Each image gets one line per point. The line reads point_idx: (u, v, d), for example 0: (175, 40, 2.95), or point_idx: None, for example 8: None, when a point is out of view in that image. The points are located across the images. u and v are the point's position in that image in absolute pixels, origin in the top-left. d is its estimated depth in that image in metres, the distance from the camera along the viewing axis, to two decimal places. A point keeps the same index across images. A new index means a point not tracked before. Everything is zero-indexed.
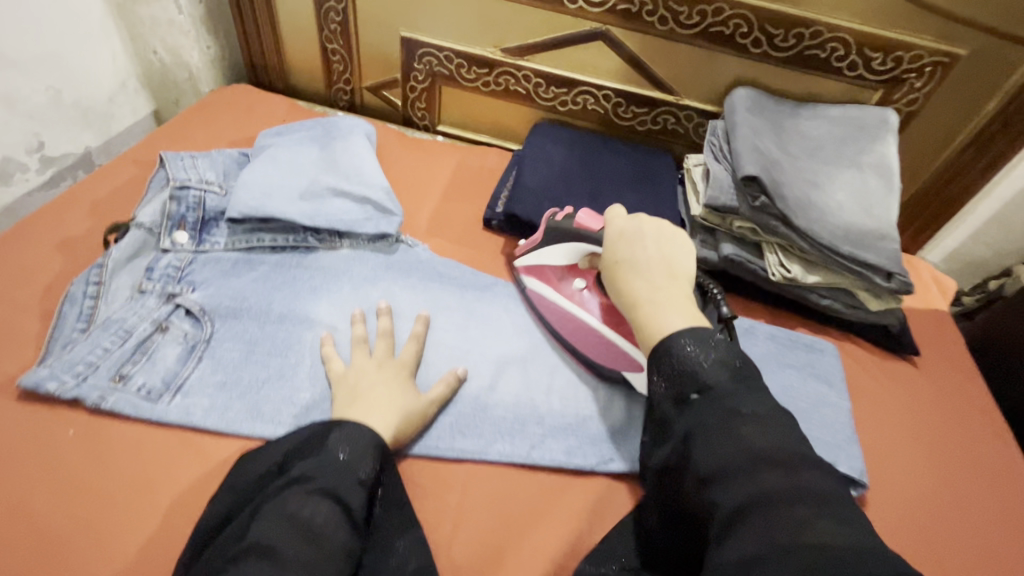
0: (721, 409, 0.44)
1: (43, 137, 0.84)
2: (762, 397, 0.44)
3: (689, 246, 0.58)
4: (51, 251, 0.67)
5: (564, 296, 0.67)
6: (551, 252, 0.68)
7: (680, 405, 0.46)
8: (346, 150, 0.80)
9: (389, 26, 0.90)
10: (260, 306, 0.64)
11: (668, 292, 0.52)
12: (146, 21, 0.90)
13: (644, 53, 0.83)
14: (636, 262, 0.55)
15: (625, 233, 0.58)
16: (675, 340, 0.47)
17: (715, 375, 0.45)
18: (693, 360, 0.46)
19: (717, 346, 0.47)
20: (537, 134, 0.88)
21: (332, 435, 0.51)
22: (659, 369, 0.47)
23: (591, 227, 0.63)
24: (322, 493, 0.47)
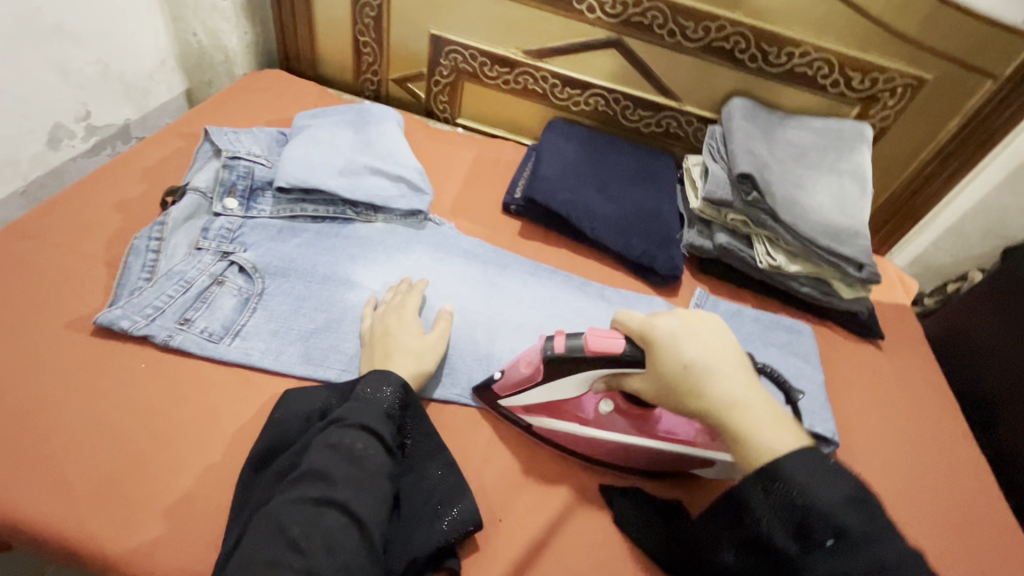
0: (864, 561, 0.41)
1: (90, 107, 0.90)
2: (897, 541, 0.42)
3: (726, 327, 0.55)
4: (110, 209, 0.72)
5: (590, 425, 0.60)
6: (562, 388, 0.58)
7: (805, 545, 0.43)
8: (379, 134, 0.87)
9: (419, 23, 0.97)
10: (306, 267, 0.71)
11: (752, 392, 0.50)
12: (191, 5, 0.96)
13: (652, 61, 0.92)
14: (709, 367, 0.50)
15: (676, 333, 0.52)
16: (793, 474, 0.45)
17: (849, 517, 0.43)
18: (818, 499, 0.43)
19: (837, 479, 0.45)
20: (551, 131, 0.97)
21: (361, 380, 0.57)
22: (777, 502, 0.45)
23: (613, 348, 0.54)
24: (359, 427, 0.53)
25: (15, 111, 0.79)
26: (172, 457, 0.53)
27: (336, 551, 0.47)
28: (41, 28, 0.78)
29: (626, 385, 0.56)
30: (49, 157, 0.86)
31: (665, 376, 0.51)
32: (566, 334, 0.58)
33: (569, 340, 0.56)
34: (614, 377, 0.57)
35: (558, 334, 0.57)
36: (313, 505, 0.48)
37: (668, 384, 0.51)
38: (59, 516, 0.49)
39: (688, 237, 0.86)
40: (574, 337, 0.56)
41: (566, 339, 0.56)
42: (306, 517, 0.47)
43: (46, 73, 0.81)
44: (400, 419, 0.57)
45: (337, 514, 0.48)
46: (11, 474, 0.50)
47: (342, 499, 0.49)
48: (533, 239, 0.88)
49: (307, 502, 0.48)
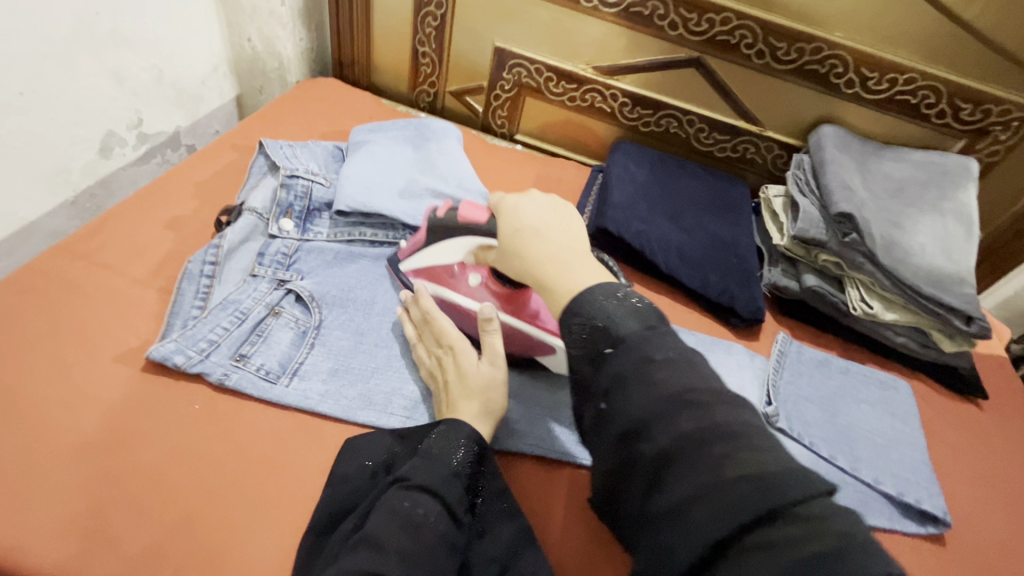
0: (633, 357, 0.39)
1: (142, 114, 0.86)
2: (673, 341, 0.41)
3: (575, 210, 0.53)
4: (162, 228, 0.68)
5: (459, 293, 0.64)
6: (440, 253, 0.64)
7: (592, 365, 0.41)
8: (440, 153, 0.82)
9: (483, 35, 0.92)
10: (365, 298, 0.66)
11: (575, 250, 0.49)
12: (247, 10, 0.92)
13: (735, 83, 0.85)
14: (535, 230, 0.50)
15: (517, 204, 0.53)
16: (591, 296, 0.43)
17: (627, 327, 0.41)
18: (607, 312, 0.42)
19: (635, 305, 0.42)
20: (620, 152, 0.91)
21: (431, 433, 0.52)
22: (570, 327, 0.43)
23: (478, 219, 0.59)
24: (424, 490, 0.47)
25: (68, 119, 0.75)
26: (228, 514, 0.48)
27: None
28: (98, 32, 0.75)
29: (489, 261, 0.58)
30: (99, 165, 0.83)
31: (501, 240, 0.52)
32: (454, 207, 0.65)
33: (450, 210, 0.63)
34: (481, 250, 0.60)
35: (445, 204, 0.64)
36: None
37: (502, 249, 0.52)
38: None
39: (771, 276, 0.79)
40: (455, 209, 0.63)
41: (448, 209, 0.64)
42: None
43: (101, 78, 0.78)
44: (472, 479, 0.51)
45: None
46: (55, 530, 0.45)
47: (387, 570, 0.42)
48: None
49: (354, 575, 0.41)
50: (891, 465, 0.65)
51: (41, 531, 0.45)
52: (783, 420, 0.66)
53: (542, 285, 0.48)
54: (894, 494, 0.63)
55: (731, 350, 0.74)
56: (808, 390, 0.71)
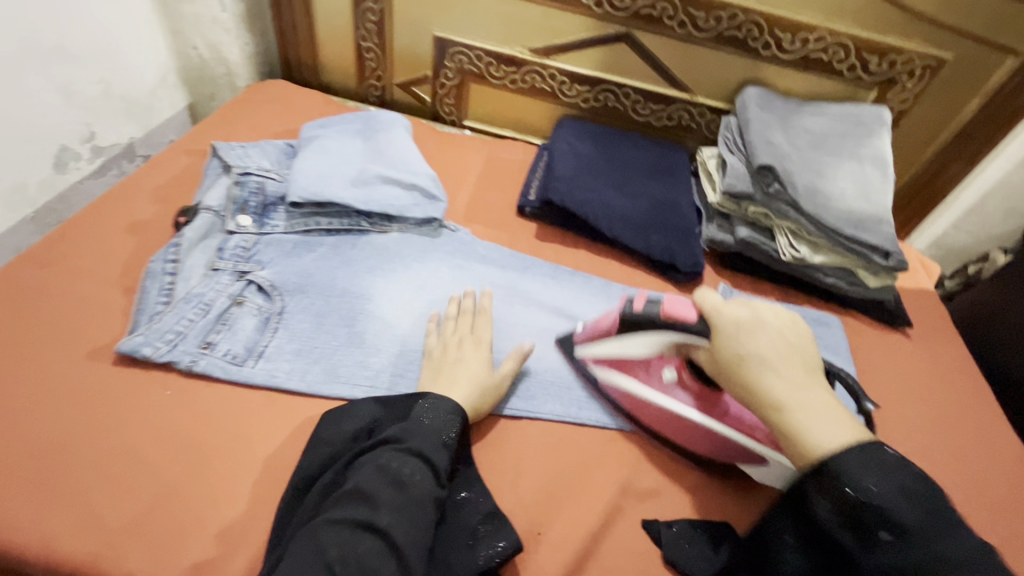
0: (919, 553, 0.40)
1: (94, 127, 0.88)
2: (962, 535, 0.40)
3: (806, 332, 0.54)
4: (122, 232, 0.71)
5: (652, 389, 0.62)
6: (631, 345, 0.61)
7: (862, 540, 0.43)
8: (389, 141, 0.86)
9: (423, 26, 0.96)
10: (324, 281, 0.69)
11: (810, 392, 0.49)
12: (190, 18, 0.94)
13: (663, 54, 0.90)
14: (767, 359, 0.51)
15: (743, 323, 0.53)
16: (852, 472, 0.44)
17: (909, 515, 0.41)
18: (874, 492, 0.43)
19: (900, 475, 0.43)
20: (562, 129, 0.95)
21: (420, 401, 0.56)
22: (832, 497, 0.44)
23: (686, 316, 0.55)
24: (413, 453, 0.51)
25: (20, 137, 0.77)
26: (206, 485, 0.52)
27: None
28: (42, 50, 0.77)
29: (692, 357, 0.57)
30: (56, 180, 0.85)
31: (721, 359, 0.53)
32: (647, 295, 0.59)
33: (648, 301, 0.58)
34: (682, 344, 0.57)
35: (641, 295, 0.59)
36: (352, 528, 0.45)
37: (725, 375, 0.53)
38: (95, 551, 0.48)
39: (708, 232, 0.84)
40: (654, 300, 0.58)
41: (646, 301, 0.58)
42: (343, 538, 0.45)
43: (50, 95, 0.80)
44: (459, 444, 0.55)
45: (373, 538, 0.45)
46: (43, 511, 0.49)
47: (381, 524, 0.46)
48: (550, 239, 0.86)
49: (346, 523, 0.46)
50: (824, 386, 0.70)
51: (29, 513, 0.49)
52: None
53: (773, 424, 0.49)
54: None
55: None
56: None
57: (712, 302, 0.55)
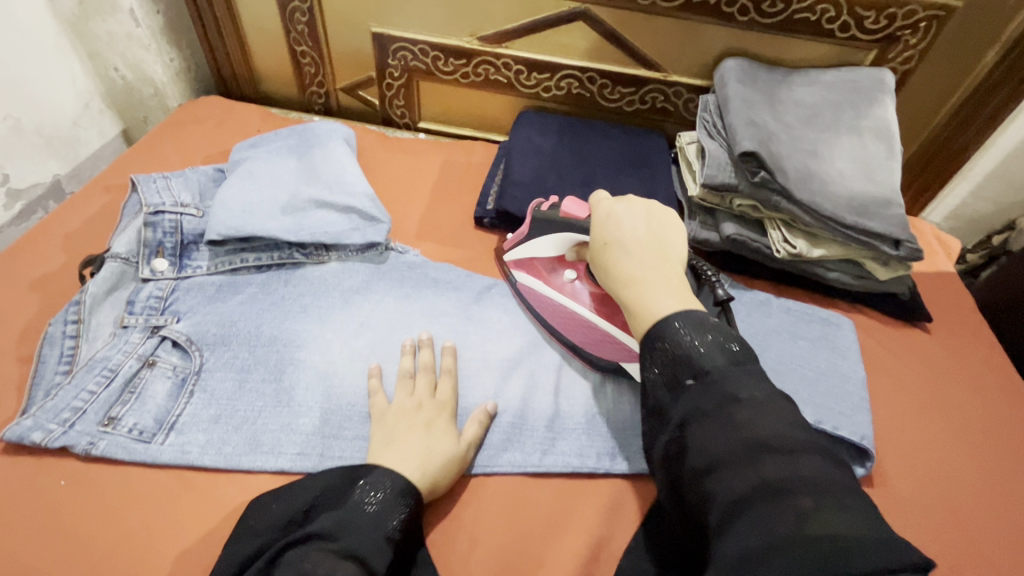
0: (719, 392, 0.41)
1: (7, 169, 0.81)
2: (762, 380, 0.42)
3: (679, 226, 0.54)
4: (25, 291, 0.63)
5: (554, 288, 0.65)
6: (538, 246, 0.66)
7: (674, 392, 0.44)
8: (325, 157, 0.77)
9: (358, 22, 0.86)
10: (249, 329, 0.61)
11: (659, 270, 0.50)
12: (103, 37, 0.86)
13: (627, 30, 0.79)
14: (625, 243, 0.53)
15: (614, 213, 0.55)
16: (671, 327, 0.46)
17: (714, 361, 0.43)
18: (691, 348, 0.44)
19: (718, 333, 0.45)
20: (523, 125, 0.85)
21: (361, 482, 0.47)
22: (655, 354, 0.46)
23: (577, 214, 0.61)
24: (348, 555, 0.42)
25: None
26: None
27: None
28: None
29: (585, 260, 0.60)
30: None
31: (591, 249, 0.56)
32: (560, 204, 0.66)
33: (554, 206, 0.65)
34: (580, 247, 0.62)
35: (551, 200, 0.66)
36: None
37: (594, 262, 0.55)
38: None
39: (690, 230, 0.74)
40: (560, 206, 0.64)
41: (551, 205, 0.65)
42: None
43: None
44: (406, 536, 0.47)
45: None
46: None
47: None
48: None
49: None
50: (824, 400, 0.62)
51: None
52: None
53: (622, 299, 0.51)
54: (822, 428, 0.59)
55: None
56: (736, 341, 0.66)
57: (599, 199, 0.58)
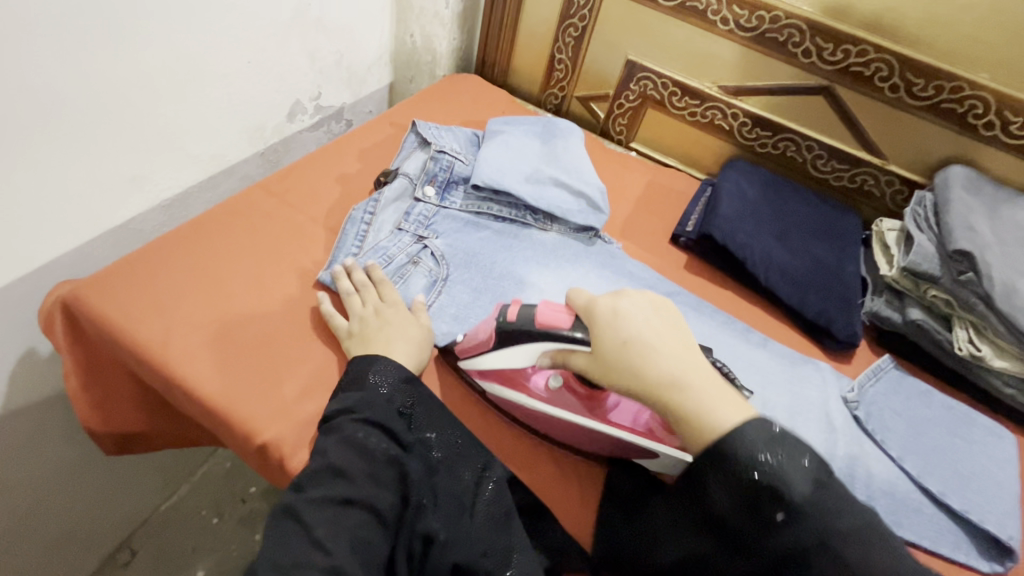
0: (812, 529, 0.45)
1: (322, 89, 1.03)
2: (848, 509, 0.46)
3: (677, 313, 0.59)
4: (332, 180, 0.82)
5: (537, 398, 0.63)
6: (511, 356, 0.61)
7: (759, 522, 0.46)
8: (565, 148, 0.90)
9: (619, 47, 1.00)
10: (486, 261, 0.76)
11: (694, 372, 0.53)
12: (416, 10, 1.07)
13: (861, 113, 0.86)
14: (650, 343, 0.54)
15: (618, 309, 0.57)
16: (747, 448, 0.48)
17: (800, 492, 0.45)
18: (778, 477, 0.46)
19: (801, 465, 0.47)
20: (730, 169, 0.94)
21: (357, 369, 0.58)
22: (734, 482, 0.47)
23: (559, 323, 0.58)
24: (372, 422, 0.53)
25: (272, 85, 0.92)
26: None
27: (371, 551, 0.48)
28: (307, 17, 0.92)
29: (573, 364, 0.59)
30: (286, 127, 0.99)
31: (604, 350, 0.56)
32: (523, 305, 0.62)
33: (521, 310, 0.61)
34: (560, 354, 0.60)
35: (512, 304, 0.62)
36: (335, 504, 0.49)
37: (615, 366, 0.55)
38: (281, 435, 0.56)
39: (872, 305, 0.79)
40: (525, 309, 0.61)
41: (518, 309, 0.61)
42: (329, 515, 0.48)
43: (302, 58, 0.95)
44: (414, 417, 0.57)
45: (361, 512, 0.49)
46: (242, 389, 0.58)
47: (364, 499, 0.50)
48: (697, 274, 0.86)
49: (330, 502, 0.49)
50: (970, 492, 0.64)
51: (234, 388, 0.58)
52: (863, 410, 0.70)
53: (676, 405, 0.52)
54: (958, 509, 0.63)
55: (819, 367, 0.75)
56: (886, 421, 0.70)
57: (588, 299, 0.59)
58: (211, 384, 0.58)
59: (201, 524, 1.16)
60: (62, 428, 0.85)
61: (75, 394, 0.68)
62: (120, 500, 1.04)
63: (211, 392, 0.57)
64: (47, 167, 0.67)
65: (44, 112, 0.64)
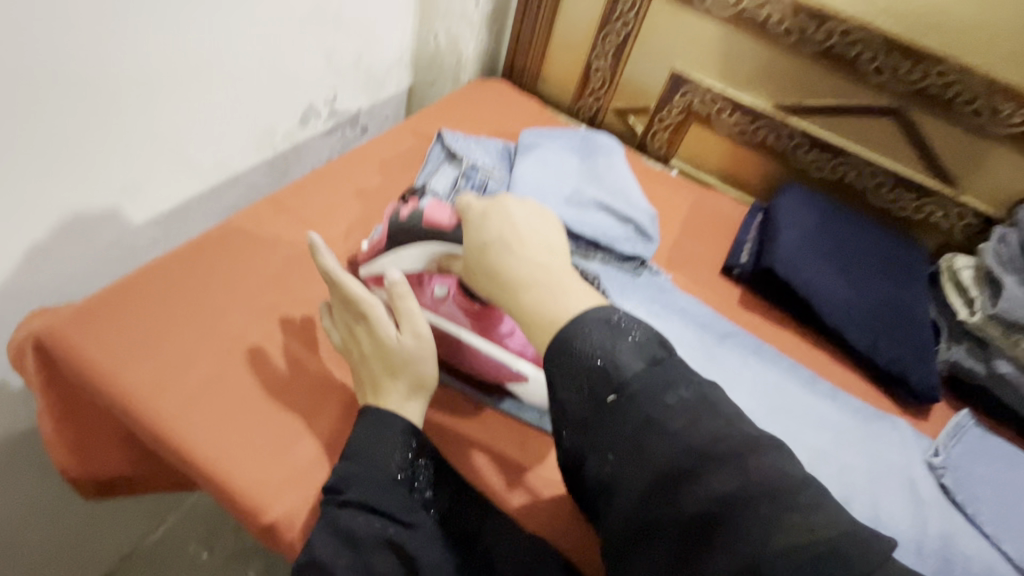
0: (645, 404, 0.38)
1: (337, 92, 0.94)
2: (687, 382, 0.39)
3: (558, 217, 0.49)
4: (350, 196, 0.74)
5: (424, 306, 0.59)
6: (403, 260, 0.56)
7: (596, 409, 0.39)
8: (607, 166, 0.82)
9: (664, 58, 0.92)
10: None
11: (552, 271, 0.44)
12: (442, 9, 0.99)
13: (936, 139, 0.79)
14: (508, 244, 0.45)
15: (484, 211, 0.47)
16: (584, 330, 0.41)
17: (632, 367, 0.39)
18: (616, 356, 0.40)
19: (638, 342, 0.41)
20: (786, 195, 0.86)
21: (356, 427, 0.48)
22: (571, 369, 0.40)
23: (441, 220, 0.53)
24: (359, 503, 0.44)
25: (283, 87, 0.83)
26: None
27: None
28: (325, 13, 0.83)
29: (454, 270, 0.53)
30: (297, 133, 0.90)
31: (467, 255, 0.47)
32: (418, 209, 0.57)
33: (413, 210, 0.55)
34: (446, 258, 0.53)
35: (407, 205, 0.57)
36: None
37: (473, 271, 0.47)
38: (294, 512, 0.47)
39: (952, 353, 0.71)
40: (418, 210, 0.55)
41: (411, 209, 0.56)
42: None
43: (317, 57, 0.86)
44: (411, 479, 0.47)
45: None
46: (250, 452, 0.49)
47: None
48: (752, 311, 0.78)
49: None
50: None
51: (239, 451, 0.49)
52: (950, 478, 0.63)
53: (523, 310, 0.44)
54: None
55: (896, 425, 0.67)
56: (977, 492, 0.62)
57: (468, 202, 0.49)
58: (213, 448, 0.49)
59: (189, 561, 1.06)
60: (39, 465, 0.75)
61: (49, 436, 0.59)
62: (101, 537, 0.95)
63: (211, 456, 0.48)
64: (26, 176, 0.58)
65: (24, 115, 0.56)
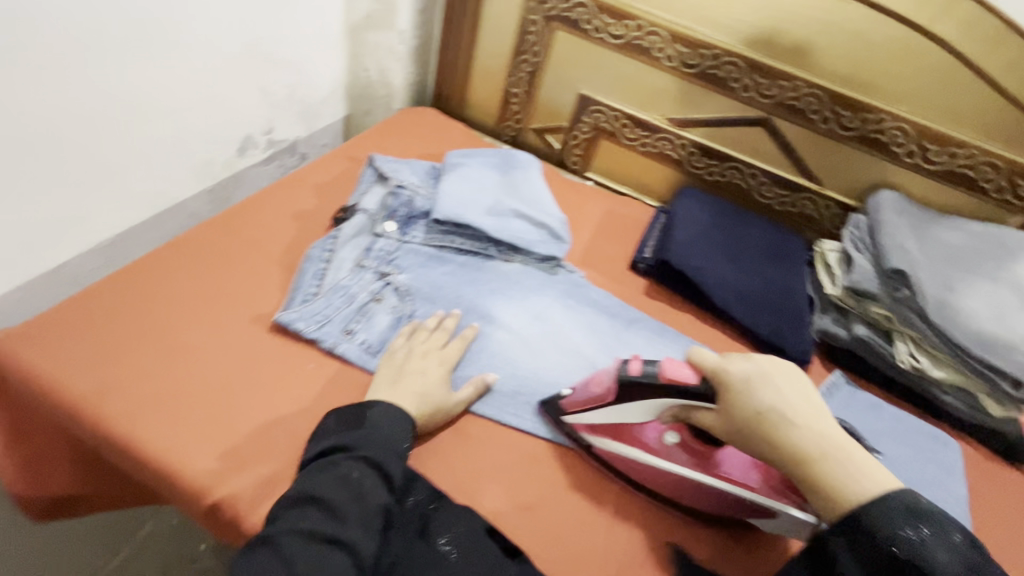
0: None
1: (273, 123, 1.00)
2: (967, 568, 0.47)
3: (801, 374, 0.57)
4: (287, 217, 0.80)
5: (652, 451, 0.61)
6: (626, 412, 0.60)
7: None
8: (524, 179, 0.91)
9: (571, 82, 1.04)
10: (452, 297, 0.75)
11: (836, 443, 0.52)
12: (370, 45, 1.07)
13: (798, 143, 0.92)
14: (790, 416, 0.53)
15: (749, 379, 0.55)
16: (892, 519, 0.48)
17: (940, 560, 0.47)
18: (915, 544, 0.47)
19: (941, 535, 0.48)
20: (684, 197, 0.98)
21: (373, 413, 0.57)
22: (871, 556, 0.48)
23: (686, 379, 0.57)
24: (369, 461, 0.53)
25: (220, 121, 0.89)
26: None
27: None
28: (257, 53, 0.90)
29: (693, 420, 0.58)
30: (236, 162, 0.96)
31: (734, 417, 0.54)
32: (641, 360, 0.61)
33: (644, 366, 0.59)
34: (683, 410, 0.58)
35: (637, 358, 0.60)
36: (320, 542, 0.48)
37: (748, 435, 0.54)
38: (234, 493, 0.53)
39: (822, 322, 0.83)
40: (652, 365, 0.59)
41: (642, 364, 0.59)
42: (311, 552, 0.47)
43: (251, 91, 0.93)
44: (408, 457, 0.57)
45: (341, 553, 0.48)
46: (193, 446, 0.55)
47: (349, 540, 0.48)
48: (658, 299, 0.88)
49: (312, 538, 0.48)
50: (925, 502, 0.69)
51: (183, 444, 0.55)
52: None
53: (811, 480, 0.52)
54: None
55: None
56: None
57: (712, 362, 0.57)
58: (158, 444, 0.54)
59: None
60: None
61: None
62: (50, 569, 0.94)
63: (156, 451, 0.54)
64: None
65: None
